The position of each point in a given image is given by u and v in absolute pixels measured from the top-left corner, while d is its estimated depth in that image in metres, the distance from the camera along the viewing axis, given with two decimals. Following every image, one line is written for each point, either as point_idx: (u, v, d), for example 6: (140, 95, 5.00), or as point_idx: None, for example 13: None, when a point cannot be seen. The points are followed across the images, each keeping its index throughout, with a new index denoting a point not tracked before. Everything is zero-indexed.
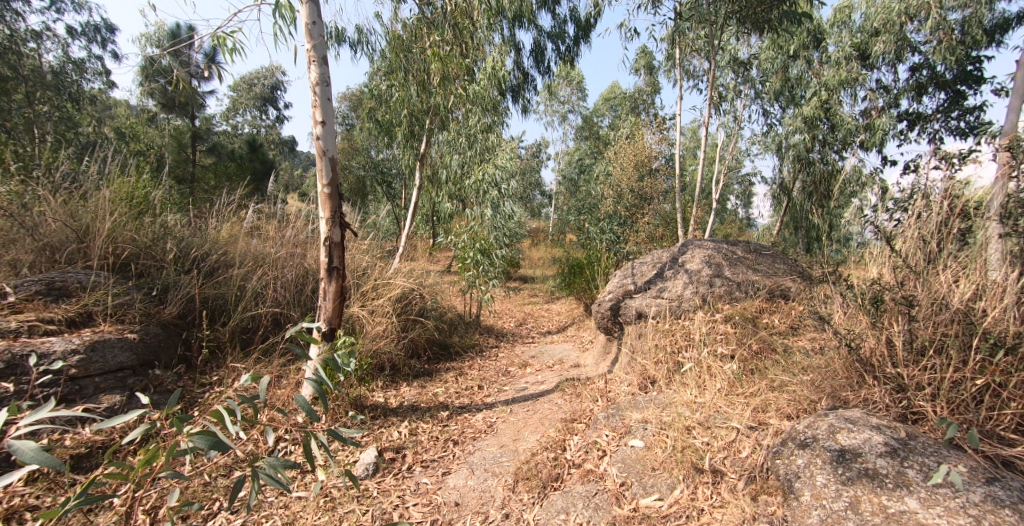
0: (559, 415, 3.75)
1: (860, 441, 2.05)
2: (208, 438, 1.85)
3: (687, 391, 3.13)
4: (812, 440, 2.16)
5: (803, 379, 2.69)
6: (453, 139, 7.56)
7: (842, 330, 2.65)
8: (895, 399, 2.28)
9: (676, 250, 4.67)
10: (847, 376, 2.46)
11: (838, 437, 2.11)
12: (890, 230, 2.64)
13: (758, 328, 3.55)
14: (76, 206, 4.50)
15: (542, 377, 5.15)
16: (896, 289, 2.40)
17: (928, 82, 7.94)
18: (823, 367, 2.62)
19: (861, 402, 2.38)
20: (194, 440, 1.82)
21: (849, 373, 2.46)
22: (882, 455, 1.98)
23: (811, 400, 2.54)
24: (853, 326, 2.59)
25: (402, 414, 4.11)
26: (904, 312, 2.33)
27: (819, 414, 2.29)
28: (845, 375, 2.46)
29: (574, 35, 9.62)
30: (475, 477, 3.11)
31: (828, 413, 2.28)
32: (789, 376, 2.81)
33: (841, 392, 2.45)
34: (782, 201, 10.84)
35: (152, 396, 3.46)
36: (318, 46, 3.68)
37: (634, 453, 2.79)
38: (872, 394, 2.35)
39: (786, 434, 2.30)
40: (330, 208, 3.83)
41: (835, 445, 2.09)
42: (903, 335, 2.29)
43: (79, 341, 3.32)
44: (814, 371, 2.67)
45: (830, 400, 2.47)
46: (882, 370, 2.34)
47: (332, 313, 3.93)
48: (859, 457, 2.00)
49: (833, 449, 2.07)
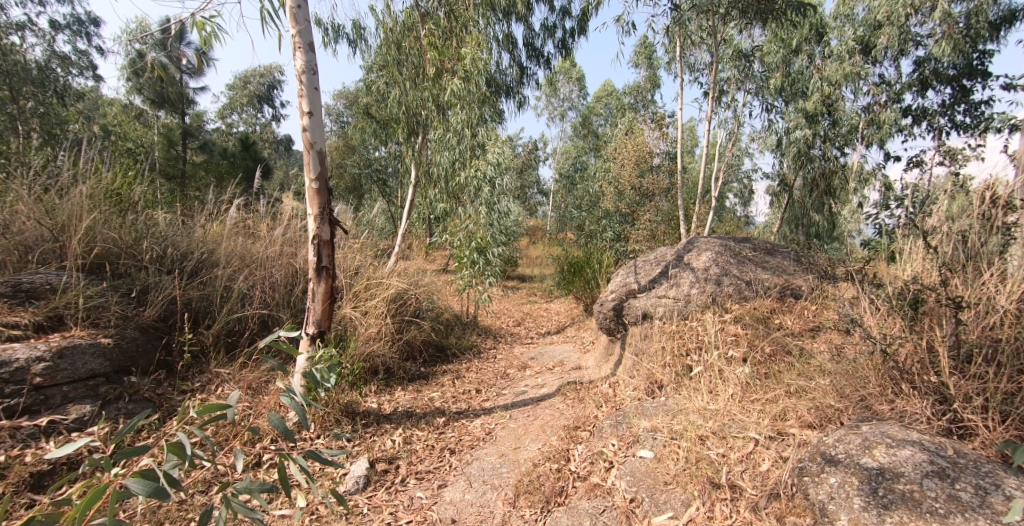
0: (562, 421, 3.57)
1: (901, 459, 1.87)
2: (146, 483, 1.49)
3: (697, 396, 2.95)
4: (845, 457, 1.97)
5: (826, 386, 2.51)
6: (444, 135, 7.32)
7: (874, 333, 2.48)
8: (937, 412, 2.11)
9: (682, 247, 4.51)
10: (881, 385, 2.30)
11: (875, 453, 1.93)
12: (926, 224, 2.49)
13: (770, 329, 3.38)
14: (52, 203, 4.30)
15: (542, 380, 4.95)
16: (939, 290, 2.24)
17: (932, 77, 7.75)
18: (851, 374, 2.45)
19: (897, 414, 2.21)
20: (127, 487, 1.47)
21: (882, 382, 2.30)
22: (928, 475, 1.79)
23: (837, 408, 2.37)
24: (886, 329, 2.42)
25: (396, 420, 3.92)
26: (950, 315, 2.16)
27: (850, 427, 2.12)
28: (879, 384, 2.31)
29: (573, 30, 9.43)
30: (473, 491, 2.91)
31: (862, 426, 2.11)
32: (809, 382, 2.64)
33: (874, 402, 2.29)
34: (783, 198, 10.67)
35: (128, 405, 3.26)
36: (303, 32, 3.47)
37: (643, 465, 2.59)
38: (910, 406, 2.18)
39: (813, 448, 2.11)
40: (318, 205, 3.63)
41: (873, 463, 1.90)
42: (947, 340, 2.13)
43: (45, 348, 3.10)
44: (840, 378, 2.50)
45: (860, 411, 2.30)
46: (922, 378, 2.17)
47: (322, 315, 3.72)
48: (901, 477, 1.82)
49: (870, 467, 1.89)
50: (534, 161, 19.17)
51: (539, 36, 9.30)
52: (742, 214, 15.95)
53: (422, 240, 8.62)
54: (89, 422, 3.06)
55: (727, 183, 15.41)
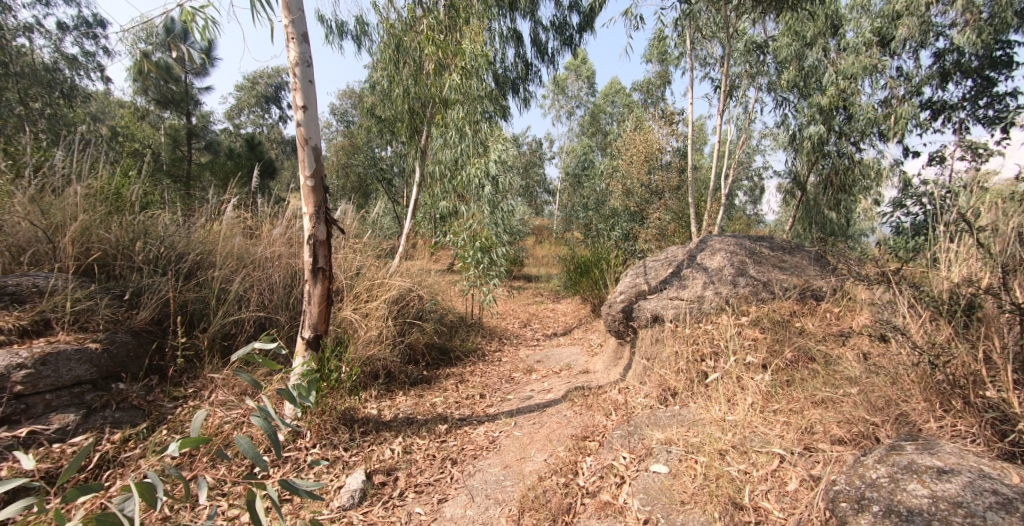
0: (569, 430, 3.39)
1: (958, 487, 1.67)
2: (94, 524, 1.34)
3: (715, 405, 2.76)
4: (891, 482, 1.77)
5: (860, 399, 2.32)
6: (446, 133, 7.14)
7: (919, 340, 2.30)
8: (996, 433, 1.91)
9: (694, 246, 4.32)
10: (927, 399, 2.12)
11: (925, 480, 1.73)
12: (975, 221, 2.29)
13: (792, 332, 3.19)
14: (46, 203, 4.19)
15: (548, 384, 4.77)
16: (1002, 296, 2.05)
17: (953, 69, 7.45)
18: (891, 384, 2.27)
19: (949, 433, 2.02)
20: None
21: (928, 395, 2.12)
22: (991, 508, 1.59)
23: (872, 423, 2.19)
24: (932, 337, 2.24)
25: (395, 428, 3.76)
26: (1015, 323, 1.97)
27: (894, 446, 1.93)
28: (925, 398, 2.13)
29: (580, 25, 9.24)
30: (475, 507, 2.75)
31: (908, 445, 1.92)
32: (837, 392, 2.45)
33: (920, 418, 2.11)
34: (796, 195, 10.42)
35: (115, 413, 3.13)
36: (296, 22, 3.33)
37: (657, 481, 2.41)
38: (963, 424, 1.99)
39: (851, 469, 1.92)
40: (313, 203, 3.47)
41: (923, 491, 1.70)
42: (1010, 352, 1.94)
43: (27, 355, 2.98)
44: (877, 389, 2.31)
45: (902, 427, 2.12)
46: (978, 394, 1.98)
47: (318, 318, 3.56)
48: (961, 509, 1.61)
49: (921, 496, 1.69)
50: (540, 160, 19.03)
51: (546, 32, 9.13)
52: (751, 211, 15.70)
53: (427, 240, 8.48)
54: (73, 432, 2.93)
55: (737, 181, 15.15)
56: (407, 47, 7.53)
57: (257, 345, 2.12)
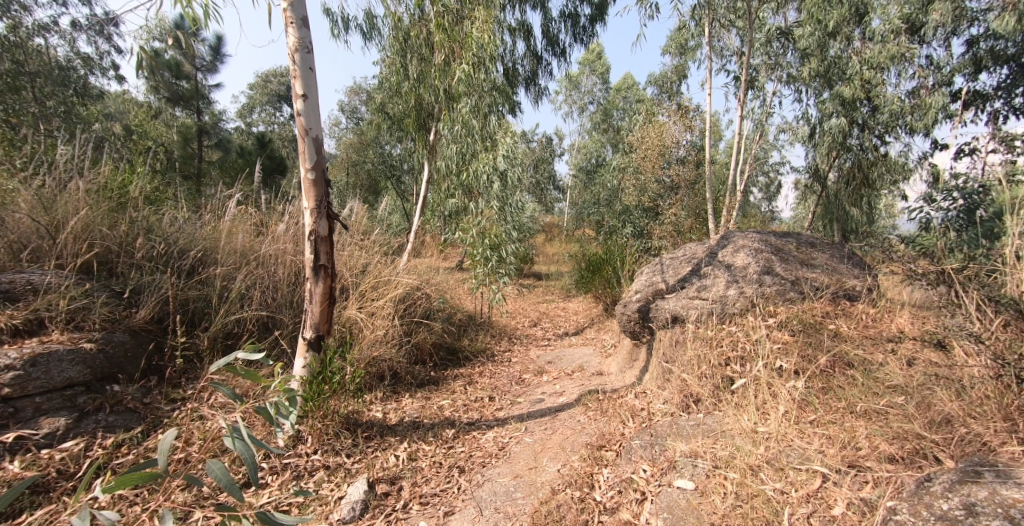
0: (584, 438, 3.20)
1: None
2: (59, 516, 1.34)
3: (744, 414, 2.56)
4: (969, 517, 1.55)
5: (916, 414, 2.12)
6: (452, 127, 6.94)
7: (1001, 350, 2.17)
8: None
9: (716, 243, 4.12)
10: (1004, 419, 1.96)
11: (1014, 516, 1.51)
12: None
13: (824, 336, 2.97)
14: (48, 200, 4.10)
15: (561, 387, 4.58)
16: None
17: (986, 57, 7.12)
18: (959, 398, 2.11)
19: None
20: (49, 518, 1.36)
21: (1006, 415, 1.96)
22: None
23: (931, 441, 2.00)
24: (1014, 348, 2.12)
25: (400, 433, 3.60)
26: None
27: (968, 473, 1.72)
28: (1002, 417, 1.97)
29: (592, 15, 8.98)
30: (484, 520, 2.59)
31: (986, 472, 1.71)
32: (888, 404, 2.26)
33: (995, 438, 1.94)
34: (815, 191, 10.11)
35: (108, 417, 2.98)
36: (296, 5, 3.17)
37: (682, 498, 2.21)
38: None
39: (914, 497, 1.71)
40: (314, 197, 3.31)
41: None
42: None
43: (17, 356, 2.84)
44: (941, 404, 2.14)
45: (975, 447, 1.94)
46: None
47: (319, 318, 3.40)
48: None
49: None
50: (551, 156, 18.82)
51: (559, 24, 8.92)
52: (766, 208, 15.35)
53: (437, 237, 8.33)
54: (63, 437, 2.79)
55: (753, 177, 14.82)
56: (416, 40, 7.39)
57: (240, 353, 1.97)
